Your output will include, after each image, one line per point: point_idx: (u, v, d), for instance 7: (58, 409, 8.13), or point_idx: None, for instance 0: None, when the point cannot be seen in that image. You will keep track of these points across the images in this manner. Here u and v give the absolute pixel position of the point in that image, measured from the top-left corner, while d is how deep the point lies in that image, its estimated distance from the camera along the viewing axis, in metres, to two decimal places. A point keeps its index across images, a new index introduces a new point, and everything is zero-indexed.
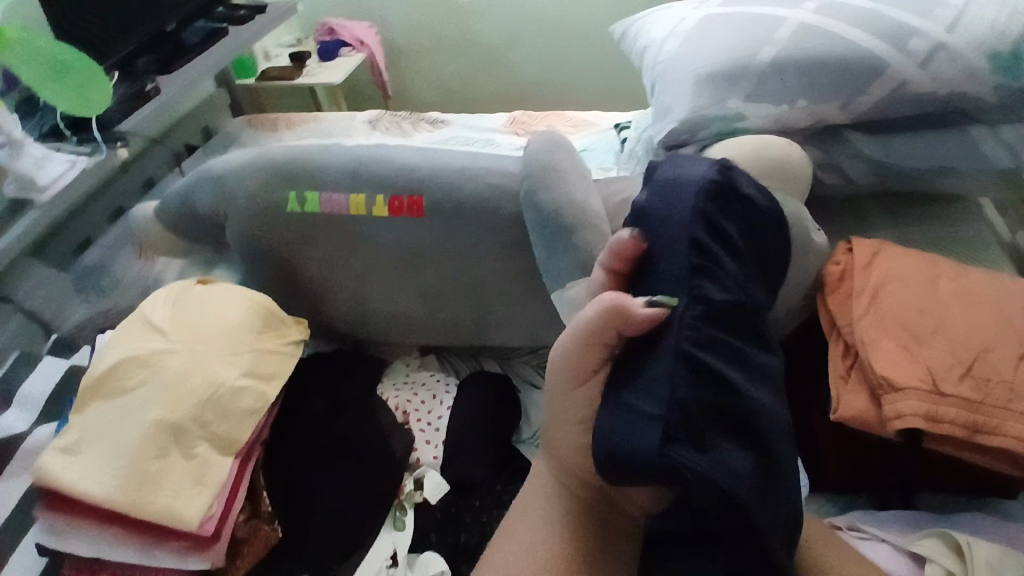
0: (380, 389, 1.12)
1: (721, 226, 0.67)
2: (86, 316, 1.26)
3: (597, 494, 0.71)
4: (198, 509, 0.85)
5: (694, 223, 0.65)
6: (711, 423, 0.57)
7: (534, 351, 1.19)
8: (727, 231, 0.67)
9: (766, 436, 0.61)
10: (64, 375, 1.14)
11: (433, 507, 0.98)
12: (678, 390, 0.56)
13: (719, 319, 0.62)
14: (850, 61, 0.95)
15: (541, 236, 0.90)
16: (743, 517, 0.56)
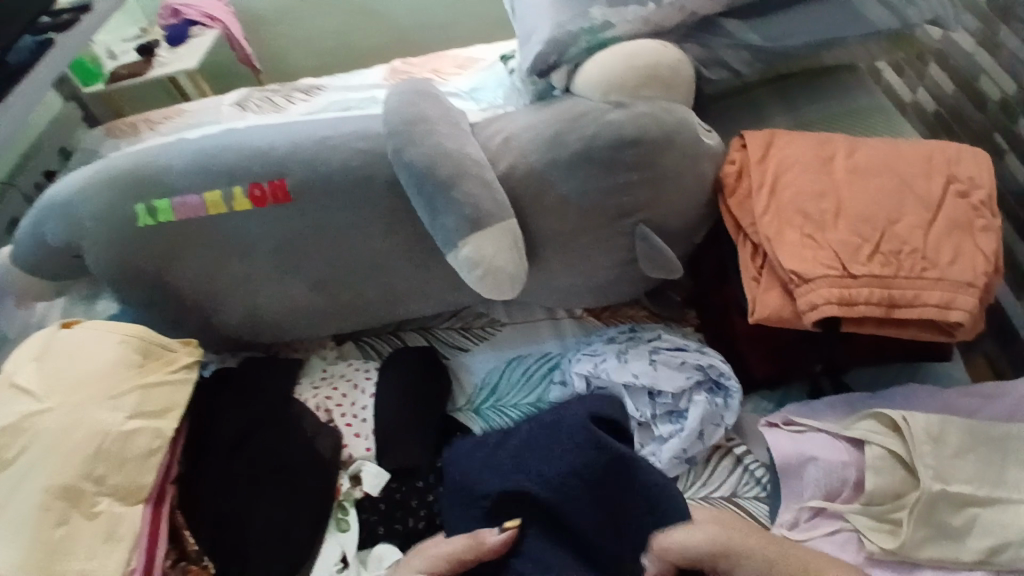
0: (297, 391, 1.03)
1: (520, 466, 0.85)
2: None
3: None
4: (117, 566, 0.78)
5: (485, 475, 0.87)
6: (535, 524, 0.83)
7: (456, 314, 1.12)
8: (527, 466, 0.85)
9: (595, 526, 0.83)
10: None
11: (376, 498, 0.92)
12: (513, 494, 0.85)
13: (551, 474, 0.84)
14: None
15: (420, 196, 0.82)
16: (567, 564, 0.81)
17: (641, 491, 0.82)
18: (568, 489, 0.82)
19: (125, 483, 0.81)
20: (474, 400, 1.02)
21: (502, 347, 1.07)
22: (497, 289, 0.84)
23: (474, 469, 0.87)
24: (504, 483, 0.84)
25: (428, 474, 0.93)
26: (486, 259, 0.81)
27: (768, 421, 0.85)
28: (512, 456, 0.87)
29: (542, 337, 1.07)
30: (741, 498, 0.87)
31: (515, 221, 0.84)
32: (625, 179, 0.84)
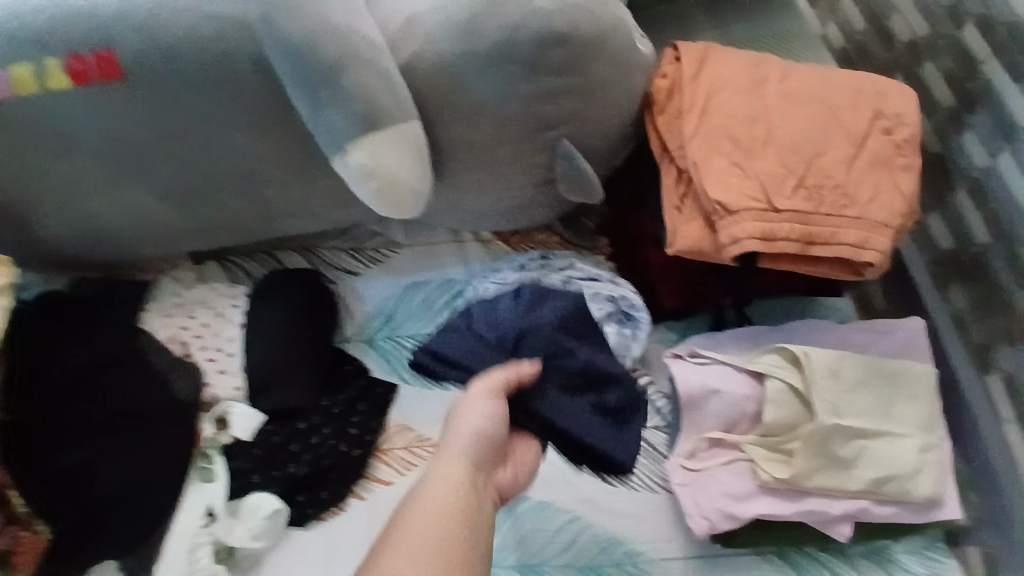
0: (143, 321, 0.84)
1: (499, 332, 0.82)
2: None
3: (483, 492, 0.67)
4: None
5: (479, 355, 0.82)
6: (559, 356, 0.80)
7: (347, 233, 0.97)
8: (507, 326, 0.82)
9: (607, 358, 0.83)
10: None
11: (249, 443, 0.81)
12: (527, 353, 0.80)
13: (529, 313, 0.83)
14: None
15: (298, 82, 0.65)
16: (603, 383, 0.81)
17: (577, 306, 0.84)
18: (558, 365, 0.79)
19: None
20: (364, 330, 0.92)
21: (398, 272, 0.95)
22: (395, 206, 0.71)
23: (452, 349, 0.82)
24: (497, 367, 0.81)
25: (311, 415, 0.83)
26: (384, 169, 0.68)
27: (674, 352, 0.83)
28: (467, 321, 0.84)
29: (443, 261, 0.96)
30: (641, 428, 0.87)
31: (419, 123, 0.70)
32: (550, 83, 0.72)
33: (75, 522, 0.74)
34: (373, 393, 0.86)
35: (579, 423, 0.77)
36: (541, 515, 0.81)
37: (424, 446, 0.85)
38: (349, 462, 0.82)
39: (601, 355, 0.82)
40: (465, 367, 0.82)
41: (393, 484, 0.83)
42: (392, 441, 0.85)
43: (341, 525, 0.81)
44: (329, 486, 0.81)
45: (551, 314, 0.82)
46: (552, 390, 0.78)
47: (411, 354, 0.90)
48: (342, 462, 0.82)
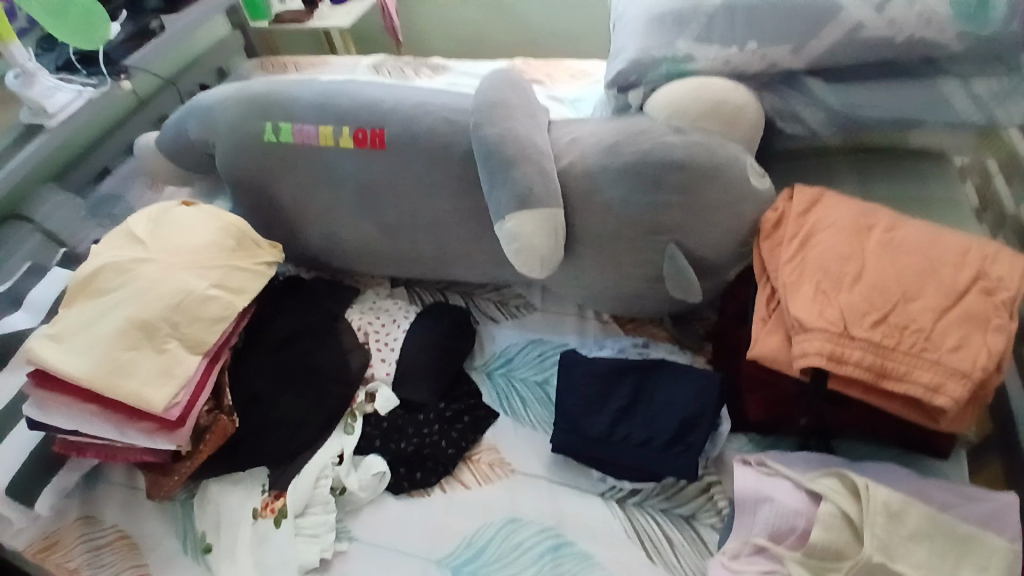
0: (347, 314, 1.17)
1: (603, 408, 0.95)
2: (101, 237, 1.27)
3: None
4: (164, 396, 0.91)
5: (589, 432, 0.94)
6: (625, 420, 0.94)
7: (497, 289, 1.24)
8: (608, 406, 0.95)
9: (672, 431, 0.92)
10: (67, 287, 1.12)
11: (382, 417, 1.04)
12: (614, 420, 0.94)
13: (617, 398, 0.95)
14: (800, 5, 0.95)
15: (486, 168, 0.95)
16: (667, 435, 0.91)
17: (659, 385, 0.96)
18: (626, 421, 0.94)
19: (193, 334, 0.97)
20: (489, 363, 1.13)
21: (526, 328, 1.17)
22: (527, 264, 0.95)
23: (560, 407, 0.97)
24: (598, 424, 0.94)
25: (428, 411, 1.04)
26: (525, 236, 0.92)
27: (742, 460, 0.89)
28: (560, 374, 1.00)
29: (565, 330, 1.15)
30: (698, 522, 0.90)
31: (562, 213, 0.95)
32: (667, 198, 0.92)
33: (254, 435, 1.01)
34: (477, 412, 1.05)
35: (641, 460, 0.91)
36: (581, 562, 0.88)
37: (504, 467, 0.99)
38: (443, 457, 1.00)
39: (671, 412, 0.93)
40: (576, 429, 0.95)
41: (471, 489, 0.98)
42: (481, 454, 1.01)
43: (423, 506, 0.97)
44: (424, 470, 0.99)
45: (626, 390, 0.95)
46: (637, 439, 0.92)
47: (518, 394, 1.08)
48: (438, 455, 1.00)
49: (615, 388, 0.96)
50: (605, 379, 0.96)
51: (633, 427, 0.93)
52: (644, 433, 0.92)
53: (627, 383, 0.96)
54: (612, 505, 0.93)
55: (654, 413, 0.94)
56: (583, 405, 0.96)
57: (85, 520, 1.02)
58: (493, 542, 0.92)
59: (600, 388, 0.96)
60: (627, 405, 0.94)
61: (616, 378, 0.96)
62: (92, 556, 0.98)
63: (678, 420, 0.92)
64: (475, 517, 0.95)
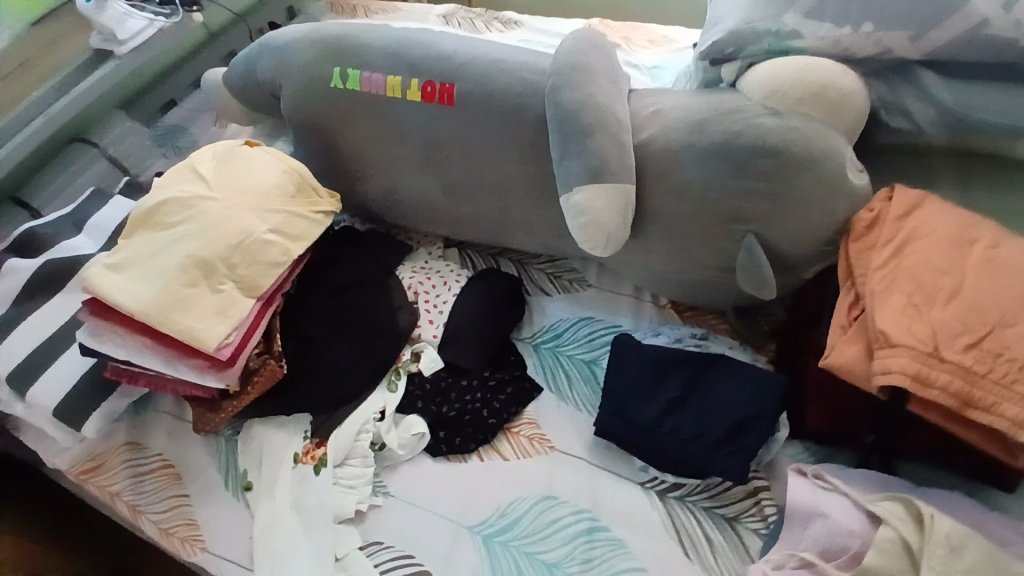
0: (399, 270, 1.16)
1: (655, 396, 0.91)
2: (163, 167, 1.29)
3: None
4: (217, 335, 0.92)
5: (639, 420, 0.90)
6: (677, 412, 0.90)
7: (551, 261, 1.20)
8: (662, 395, 0.91)
9: (729, 432, 0.87)
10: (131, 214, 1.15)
11: (426, 378, 1.03)
12: (665, 412, 0.90)
13: (672, 388, 0.91)
14: None
15: (560, 135, 0.90)
16: (722, 437, 0.87)
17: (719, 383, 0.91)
18: (678, 413, 0.90)
19: (249, 277, 0.97)
20: (538, 336, 1.09)
21: (580, 305, 1.13)
22: (592, 241, 0.90)
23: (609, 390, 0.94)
24: (648, 412, 0.90)
25: (473, 377, 1.02)
26: (595, 210, 0.87)
27: (798, 468, 0.85)
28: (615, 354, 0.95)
29: (619, 310, 1.11)
30: (740, 525, 0.87)
31: (633, 188, 0.89)
32: (752, 184, 0.85)
33: (301, 383, 1.02)
34: (522, 385, 1.03)
35: (690, 455, 0.88)
36: (614, 550, 0.86)
37: (545, 443, 0.98)
38: (484, 426, 0.98)
39: (727, 412, 0.87)
40: (623, 415, 0.91)
41: (510, 461, 0.97)
42: (523, 428, 1.00)
43: (460, 471, 0.97)
44: (463, 436, 0.98)
45: (679, 381, 0.91)
46: (687, 433, 0.88)
47: (565, 371, 1.05)
48: (479, 423, 0.99)
49: (670, 378, 0.91)
50: (661, 366, 0.92)
51: (684, 420, 0.89)
52: (695, 429, 0.88)
53: (683, 373, 0.91)
54: (652, 497, 0.91)
55: (710, 410, 0.89)
56: (634, 390, 0.92)
57: (132, 446, 1.06)
58: (528, 515, 0.91)
59: (653, 375, 0.92)
60: (681, 395, 0.90)
61: (672, 366, 0.92)
62: (135, 482, 1.02)
63: (736, 422, 0.86)
64: (512, 489, 0.94)
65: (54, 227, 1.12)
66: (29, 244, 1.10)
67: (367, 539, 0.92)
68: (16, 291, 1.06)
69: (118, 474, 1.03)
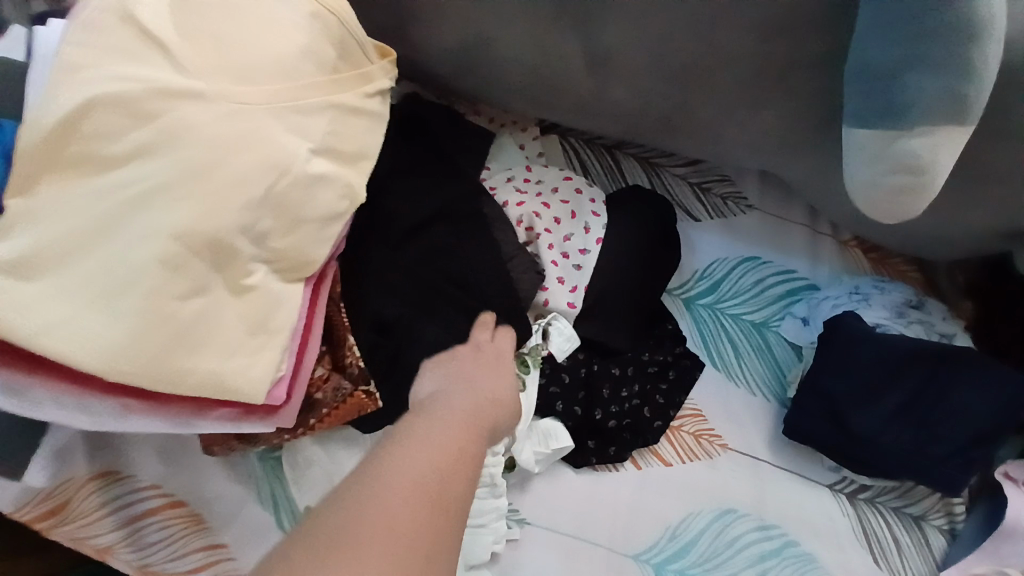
0: (490, 185, 0.75)
1: (882, 398, 0.73)
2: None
3: None
4: (265, 371, 0.49)
5: (862, 427, 0.72)
6: (902, 416, 0.73)
7: (695, 165, 0.84)
8: (889, 398, 0.73)
9: (962, 445, 0.72)
10: None
11: (560, 365, 0.72)
12: (890, 417, 0.73)
13: (902, 388, 0.72)
14: None
15: (891, 29, 0.49)
16: (953, 450, 0.72)
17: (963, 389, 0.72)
18: (902, 416, 0.73)
19: (292, 250, 0.51)
20: (688, 287, 0.81)
21: (738, 239, 0.83)
22: (890, 210, 0.58)
23: (824, 382, 0.73)
24: (870, 416, 0.73)
25: (625, 363, 0.74)
26: (934, 167, 0.54)
27: (1005, 471, 0.75)
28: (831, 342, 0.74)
29: (789, 247, 0.83)
30: (927, 523, 0.77)
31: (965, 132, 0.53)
32: None
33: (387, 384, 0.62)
34: (682, 363, 0.76)
35: (914, 470, 0.72)
36: (805, 568, 0.74)
37: (714, 442, 0.77)
38: (645, 427, 0.74)
39: (963, 420, 0.71)
40: (837, 418, 0.73)
41: (672, 467, 0.76)
42: (684, 421, 0.77)
43: (610, 483, 0.75)
44: (619, 444, 0.74)
45: (907, 384, 0.72)
46: (910, 442, 0.72)
47: (729, 337, 0.80)
48: (640, 426, 0.74)
49: (899, 375, 0.72)
50: (891, 362, 0.72)
51: (911, 428, 0.73)
52: (923, 438, 0.72)
53: (918, 370, 0.72)
54: (841, 500, 0.77)
55: (942, 418, 0.72)
56: (856, 390, 0.72)
57: (104, 479, 0.68)
58: (704, 535, 0.74)
59: (881, 370, 0.72)
60: (909, 396, 0.73)
61: (904, 361, 0.72)
62: (132, 533, 0.69)
63: (972, 434, 0.72)
64: (680, 502, 0.75)
65: None
66: None
67: None
68: None
69: (102, 526, 0.68)
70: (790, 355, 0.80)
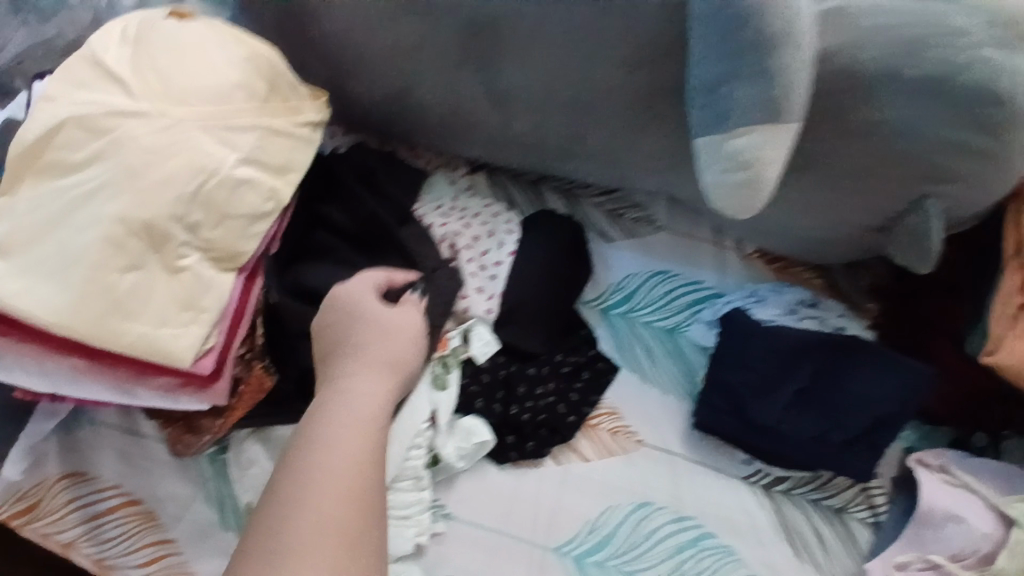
0: (418, 211, 0.84)
1: (780, 389, 0.77)
2: None
3: None
4: (191, 344, 0.58)
5: (760, 415, 0.77)
6: (799, 404, 0.78)
7: (609, 195, 0.93)
8: (785, 388, 0.77)
9: (856, 427, 0.76)
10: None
11: (480, 366, 0.79)
12: (788, 405, 0.78)
13: (797, 377, 0.78)
14: None
15: (711, 44, 0.60)
16: (846, 434, 0.76)
17: (856, 376, 0.77)
18: (801, 403, 0.78)
19: (221, 242, 0.61)
20: (606, 299, 0.88)
21: (652, 256, 0.91)
22: (739, 203, 0.67)
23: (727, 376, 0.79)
24: (768, 405, 0.77)
25: (542, 364, 0.81)
26: (761, 163, 0.63)
27: (919, 458, 0.81)
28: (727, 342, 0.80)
29: (699, 262, 0.91)
30: (848, 515, 0.80)
31: (794, 125, 0.62)
32: (961, 134, 0.65)
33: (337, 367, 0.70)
34: (597, 365, 0.83)
35: (811, 455, 0.77)
36: (722, 559, 0.77)
37: (630, 438, 0.82)
38: (563, 424, 0.80)
39: (854, 406, 0.76)
40: (739, 410, 0.78)
41: (591, 463, 0.80)
42: (602, 419, 0.82)
43: (531, 480, 0.79)
44: (537, 439, 0.79)
45: (803, 374, 0.78)
46: (810, 429, 0.77)
47: (642, 342, 0.86)
48: (556, 422, 0.80)
49: (793, 365, 0.78)
50: (784, 355, 0.78)
51: (807, 414, 0.78)
52: (820, 424, 0.77)
53: (809, 360, 0.78)
54: (758, 493, 0.80)
55: (835, 403, 0.77)
56: (751, 380, 0.78)
57: (73, 477, 0.74)
58: (622, 527, 0.77)
59: (776, 362, 0.78)
60: (805, 385, 0.78)
61: (792, 352, 0.78)
62: (91, 531, 0.73)
63: (866, 418, 0.76)
64: (598, 497, 0.79)
65: None
66: None
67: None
68: None
69: (65, 521, 0.73)
70: (703, 360, 0.86)
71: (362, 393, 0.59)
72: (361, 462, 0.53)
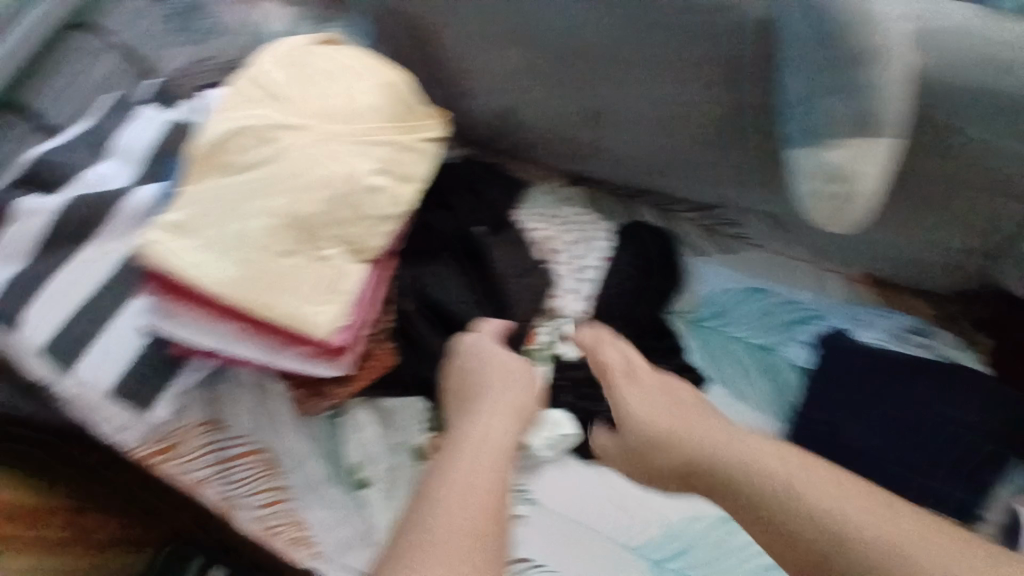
0: (520, 218, 0.92)
1: (873, 411, 0.77)
2: (183, 65, 1.02)
3: None
4: (330, 321, 0.68)
5: (852, 437, 0.76)
6: (890, 428, 0.75)
7: (704, 209, 0.92)
8: (879, 411, 0.76)
9: (957, 457, 0.72)
10: (171, 128, 0.90)
11: (572, 364, 0.85)
12: (879, 427, 0.75)
13: (892, 400, 0.76)
14: None
15: (801, 61, 0.63)
16: (946, 463, 0.72)
17: (956, 404, 0.75)
18: (894, 427, 0.75)
19: (356, 236, 0.71)
20: (697, 313, 0.88)
21: (746, 272, 0.91)
22: (830, 215, 0.67)
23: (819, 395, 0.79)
24: (863, 428, 0.76)
25: None
26: (855, 177, 0.63)
27: None
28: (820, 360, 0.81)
29: (797, 280, 0.90)
30: None
31: (891, 143, 0.63)
32: None
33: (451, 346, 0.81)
34: (687, 375, 0.84)
35: (910, 484, 0.72)
36: None
37: None
38: None
39: (950, 432, 0.73)
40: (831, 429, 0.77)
41: None
42: None
43: (615, 478, 0.82)
44: None
45: (898, 398, 0.76)
46: (904, 455, 0.74)
47: (736, 359, 0.85)
48: None
49: (886, 386, 0.77)
50: (875, 375, 0.78)
51: (902, 439, 0.74)
52: (916, 451, 0.73)
53: (905, 383, 0.77)
54: None
55: (931, 429, 0.74)
56: (845, 402, 0.78)
57: (210, 426, 0.85)
58: (703, 538, 0.78)
59: (868, 382, 0.78)
60: (899, 409, 0.76)
61: (884, 372, 0.78)
62: (222, 472, 0.85)
63: (971, 450, 0.72)
64: (681, 503, 0.80)
65: (68, 154, 0.88)
66: (39, 175, 0.86)
67: (512, 553, 0.78)
68: (27, 244, 0.82)
69: (198, 462, 0.83)
70: (799, 381, 0.83)
71: (494, 432, 0.71)
72: (490, 487, 0.64)
